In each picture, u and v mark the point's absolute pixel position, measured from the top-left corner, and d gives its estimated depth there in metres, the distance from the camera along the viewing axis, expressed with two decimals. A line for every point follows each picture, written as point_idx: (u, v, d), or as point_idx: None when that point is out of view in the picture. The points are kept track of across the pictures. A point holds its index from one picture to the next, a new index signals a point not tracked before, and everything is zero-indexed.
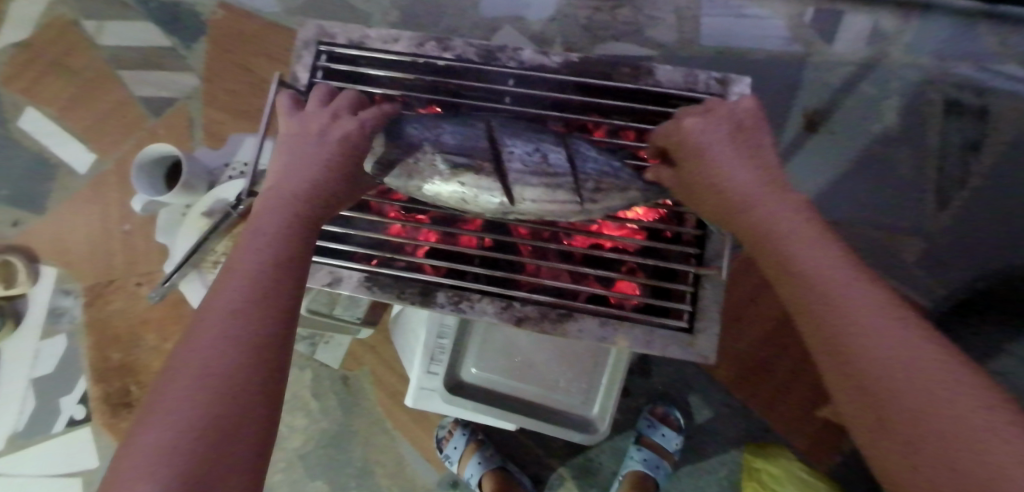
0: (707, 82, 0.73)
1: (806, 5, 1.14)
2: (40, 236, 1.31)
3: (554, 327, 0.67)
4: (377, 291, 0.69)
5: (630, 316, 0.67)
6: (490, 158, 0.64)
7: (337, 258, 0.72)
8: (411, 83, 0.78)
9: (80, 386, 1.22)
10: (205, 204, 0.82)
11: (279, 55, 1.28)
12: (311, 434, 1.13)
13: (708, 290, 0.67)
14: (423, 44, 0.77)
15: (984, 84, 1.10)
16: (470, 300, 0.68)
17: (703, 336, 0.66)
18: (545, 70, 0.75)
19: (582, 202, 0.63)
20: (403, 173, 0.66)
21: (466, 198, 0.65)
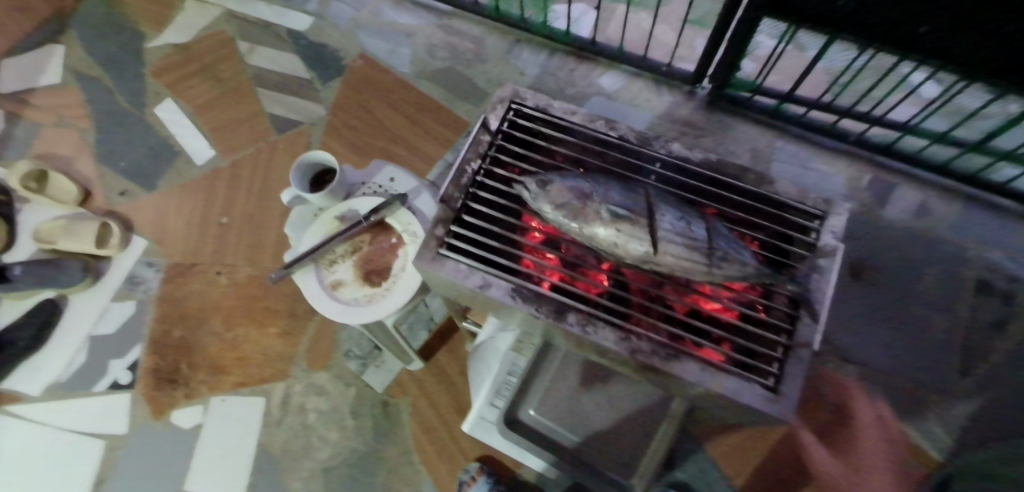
0: (814, 200, 0.65)
1: (863, 171, 1.32)
2: (141, 208, 1.43)
3: (663, 366, 0.58)
4: (492, 290, 0.61)
5: (727, 371, 0.58)
6: (648, 214, 0.57)
7: (468, 252, 0.64)
8: (563, 143, 0.70)
9: (135, 352, 1.27)
10: (341, 209, 0.91)
11: (400, 105, 1.46)
12: (340, 449, 1.17)
13: (794, 364, 0.59)
14: (594, 120, 0.69)
15: (1014, 273, 1.23)
16: (595, 324, 0.60)
17: (786, 397, 0.57)
18: (690, 163, 0.68)
19: (714, 268, 0.56)
20: (567, 211, 0.58)
21: (615, 245, 0.57)
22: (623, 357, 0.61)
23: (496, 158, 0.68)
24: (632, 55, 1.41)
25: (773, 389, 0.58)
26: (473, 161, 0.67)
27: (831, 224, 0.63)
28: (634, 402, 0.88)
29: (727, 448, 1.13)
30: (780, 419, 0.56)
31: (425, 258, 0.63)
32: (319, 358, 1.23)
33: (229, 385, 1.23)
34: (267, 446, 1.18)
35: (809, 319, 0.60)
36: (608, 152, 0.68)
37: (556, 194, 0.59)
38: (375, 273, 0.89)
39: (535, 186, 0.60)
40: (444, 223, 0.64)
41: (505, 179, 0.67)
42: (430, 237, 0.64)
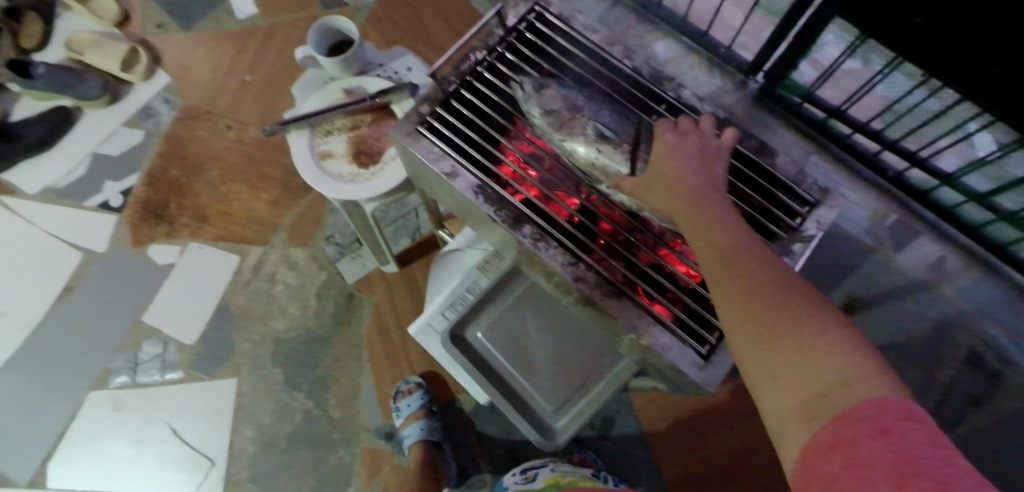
0: (810, 186, 0.67)
1: (892, 210, 1.25)
2: (171, 45, 1.41)
3: (601, 299, 0.58)
4: (458, 180, 0.62)
5: (664, 325, 0.58)
6: (631, 142, 0.60)
7: (448, 141, 0.64)
8: (575, 58, 0.69)
9: (131, 180, 1.30)
10: (350, 83, 0.89)
11: (449, 13, 1.40)
12: (295, 326, 1.19)
13: None
14: (613, 43, 0.68)
15: (1010, 355, 1.18)
16: (548, 242, 0.60)
17: (714, 366, 0.56)
18: (696, 112, 0.65)
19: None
20: (554, 119, 0.61)
21: (592, 165, 0.60)
22: (567, 284, 0.61)
23: (503, 55, 0.68)
24: (694, 28, 1.32)
25: (704, 356, 0.57)
26: (480, 50, 0.68)
27: (819, 213, 0.66)
28: (583, 353, 0.83)
29: (663, 434, 1.12)
30: (699, 386, 0.56)
31: (403, 132, 0.64)
32: (300, 234, 1.24)
33: (209, 236, 1.25)
34: (229, 303, 1.21)
35: None
36: (619, 81, 0.67)
37: (548, 100, 0.61)
38: (366, 155, 0.85)
39: (530, 87, 0.62)
40: (431, 103, 0.65)
41: (505, 77, 0.67)
42: (413, 113, 0.65)
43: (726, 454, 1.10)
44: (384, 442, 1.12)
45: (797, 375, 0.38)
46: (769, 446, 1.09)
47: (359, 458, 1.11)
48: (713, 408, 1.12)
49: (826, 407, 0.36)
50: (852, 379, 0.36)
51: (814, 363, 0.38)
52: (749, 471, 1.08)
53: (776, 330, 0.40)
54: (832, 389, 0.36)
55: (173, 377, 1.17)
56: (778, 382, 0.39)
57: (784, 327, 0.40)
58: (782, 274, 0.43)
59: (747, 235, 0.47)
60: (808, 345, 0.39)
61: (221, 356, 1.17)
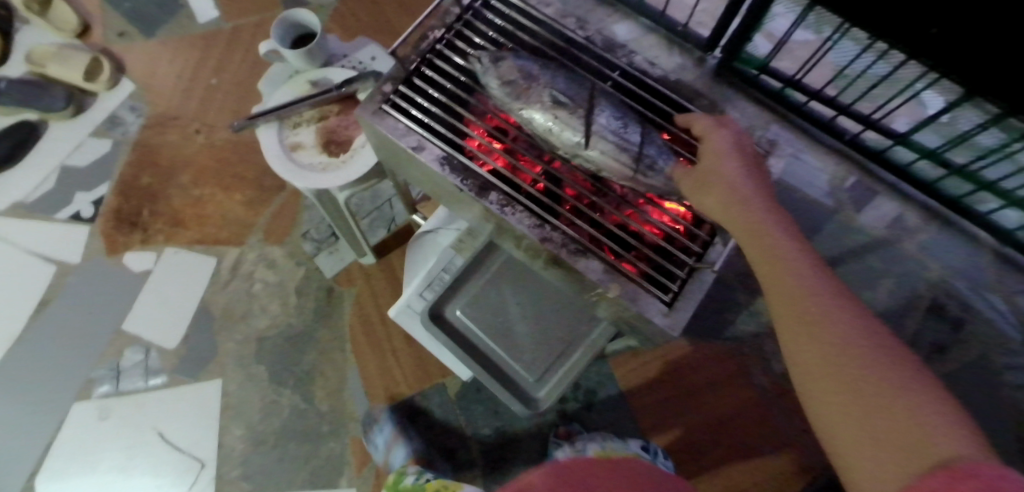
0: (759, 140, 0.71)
1: (853, 172, 1.30)
2: (136, 54, 1.41)
3: (569, 256, 0.61)
4: (424, 153, 0.64)
5: (630, 277, 0.61)
6: (586, 107, 0.62)
7: (413, 117, 0.66)
8: (530, 31, 0.71)
9: (102, 190, 1.29)
10: (316, 75, 0.90)
11: (412, 8, 1.42)
12: (277, 323, 1.20)
13: (696, 285, 0.61)
14: (565, 16, 0.71)
15: (969, 302, 1.25)
16: (514, 207, 0.63)
17: (678, 311, 0.59)
18: (648, 76, 0.70)
19: (639, 175, 0.61)
20: (512, 89, 0.62)
21: (550, 130, 0.62)
22: (535, 245, 0.63)
23: (461, 32, 0.70)
24: (653, 8, 1.35)
25: (668, 303, 0.60)
26: (438, 29, 0.70)
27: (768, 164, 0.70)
28: (558, 322, 0.85)
29: (646, 401, 1.16)
30: (664, 330, 0.59)
31: (368, 111, 0.66)
32: (277, 232, 1.25)
33: (185, 240, 1.25)
34: (209, 305, 1.21)
35: (721, 246, 0.62)
36: (573, 51, 0.70)
37: (505, 71, 0.63)
38: (336, 144, 0.87)
39: (489, 62, 0.64)
40: (395, 82, 0.67)
41: (464, 53, 0.69)
42: (377, 92, 0.67)
43: (710, 415, 1.15)
44: None
45: (872, 410, 0.44)
46: (746, 405, 1.14)
47: (349, 449, 1.12)
48: (694, 373, 1.17)
49: (909, 447, 0.41)
50: (931, 419, 0.42)
51: (892, 401, 0.44)
52: (733, 429, 1.13)
53: (858, 385, 0.45)
54: (908, 429, 0.42)
55: (157, 382, 1.17)
56: (853, 415, 0.45)
57: (855, 366, 0.46)
58: (851, 314, 0.49)
59: (820, 280, 0.52)
60: (883, 384, 0.45)
61: (205, 358, 1.18)
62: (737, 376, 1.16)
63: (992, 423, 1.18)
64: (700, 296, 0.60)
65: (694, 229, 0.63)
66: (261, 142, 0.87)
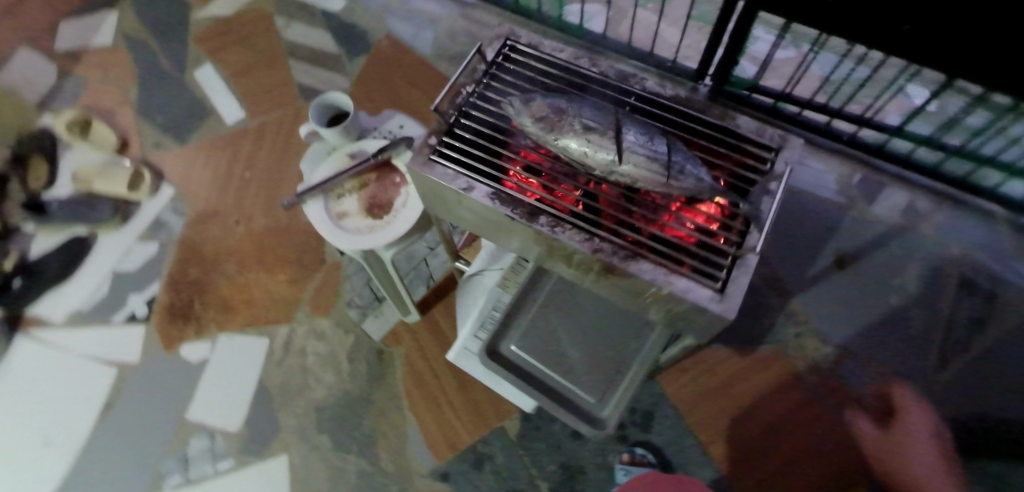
0: (773, 135, 0.74)
1: (855, 170, 1.38)
2: (172, 160, 1.52)
3: (620, 263, 0.65)
4: (474, 191, 0.70)
5: (679, 273, 0.65)
6: (614, 128, 0.67)
7: (460, 163, 0.73)
8: (551, 75, 0.80)
9: (153, 288, 1.36)
10: (352, 149, 0.99)
11: (419, 82, 1.55)
12: (333, 391, 1.23)
13: (741, 272, 0.65)
14: (578, 58, 0.80)
15: (997, 273, 1.27)
16: (563, 226, 0.68)
17: (730, 297, 0.63)
18: (661, 97, 0.78)
19: (671, 180, 0.65)
20: (545, 123, 0.68)
21: (585, 153, 0.67)
22: (588, 259, 0.68)
23: (489, 84, 0.79)
24: (640, 49, 1.47)
25: (719, 291, 0.64)
26: (469, 85, 0.79)
27: (784, 156, 0.72)
28: (611, 345, 0.89)
29: (702, 416, 1.17)
30: (721, 316, 0.62)
31: (418, 162, 0.73)
32: (322, 304, 1.31)
33: (236, 324, 1.31)
34: (266, 384, 1.25)
35: (756, 232, 0.66)
36: (591, 85, 0.79)
37: (536, 109, 0.69)
38: (378, 207, 0.94)
39: (519, 103, 0.70)
40: (439, 135, 0.75)
41: (495, 101, 0.78)
42: (424, 146, 0.74)
43: (768, 421, 1.16)
44: (441, 484, 1.14)
45: None
46: (799, 404, 1.17)
47: None
48: (744, 382, 1.20)
49: None
50: None
51: None
52: (792, 431, 1.15)
53: None
54: None
55: (224, 466, 1.19)
56: None
57: None
58: None
59: None
60: None
61: (268, 435, 1.21)
62: (785, 377, 1.19)
63: None
64: (748, 281, 0.64)
65: (728, 222, 0.68)
66: (309, 216, 0.94)
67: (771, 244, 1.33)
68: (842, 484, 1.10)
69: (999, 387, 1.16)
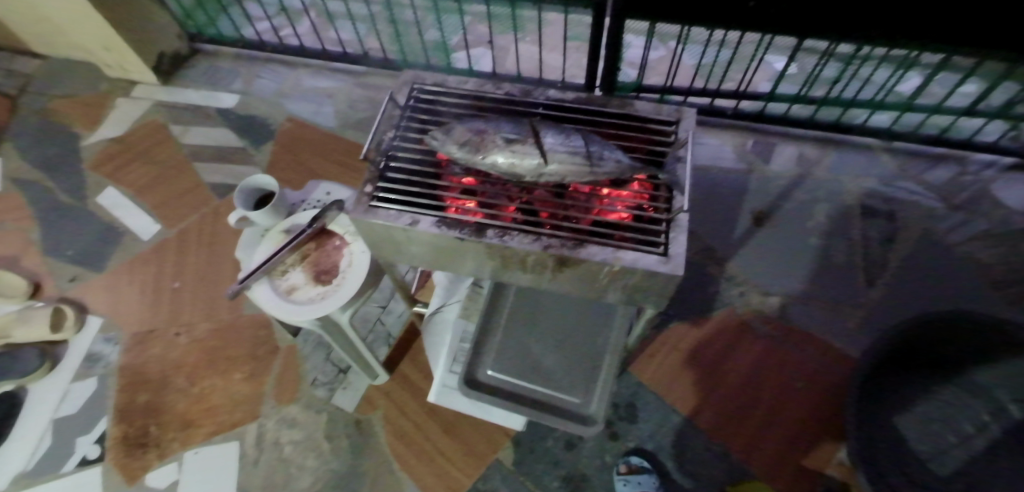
0: (668, 111, 0.83)
1: (746, 138, 1.54)
2: (93, 289, 1.45)
3: (571, 252, 0.70)
4: (420, 224, 0.74)
5: (626, 248, 0.71)
6: (533, 135, 0.73)
7: (400, 202, 0.77)
8: (462, 105, 0.86)
9: (101, 425, 1.27)
10: (285, 225, 1.01)
11: (331, 154, 1.58)
12: (320, 475, 1.18)
13: (678, 232, 0.71)
14: (482, 85, 0.87)
15: (889, 195, 1.43)
16: (511, 233, 0.72)
17: (674, 256, 0.69)
18: (564, 102, 0.85)
19: (594, 167, 0.72)
20: (470, 146, 0.74)
21: (513, 164, 0.72)
22: (541, 258, 0.73)
23: (409, 126, 0.84)
24: (530, 77, 1.58)
25: (664, 254, 0.70)
26: (389, 131, 0.83)
27: (683, 126, 0.81)
28: (577, 345, 0.94)
29: (680, 390, 1.23)
30: (672, 275, 0.68)
31: (360, 211, 0.75)
32: (287, 392, 1.27)
33: (200, 437, 1.24)
34: (246, 488, 1.18)
35: (678, 196, 0.74)
36: (500, 104, 0.85)
37: (459, 136, 0.74)
38: (325, 273, 0.97)
39: (442, 135, 0.76)
40: (373, 182, 0.78)
41: (417, 140, 0.82)
42: (361, 195, 0.77)
43: (740, 378, 1.23)
44: None
45: None
46: (764, 355, 1.25)
47: None
48: (709, 349, 1.27)
49: None
50: None
51: None
52: (764, 380, 1.22)
53: None
54: None
55: None
56: None
57: None
58: None
59: None
60: None
61: None
62: (743, 335, 1.27)
63: (968, 278, 1.30)
64: (685, 238, 0.71)
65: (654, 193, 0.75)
66: (257, 299, 0.95)
67: (695, 219, 1.43)
68: (822, 416, 1.18)
69: (923, 291, 1.29)
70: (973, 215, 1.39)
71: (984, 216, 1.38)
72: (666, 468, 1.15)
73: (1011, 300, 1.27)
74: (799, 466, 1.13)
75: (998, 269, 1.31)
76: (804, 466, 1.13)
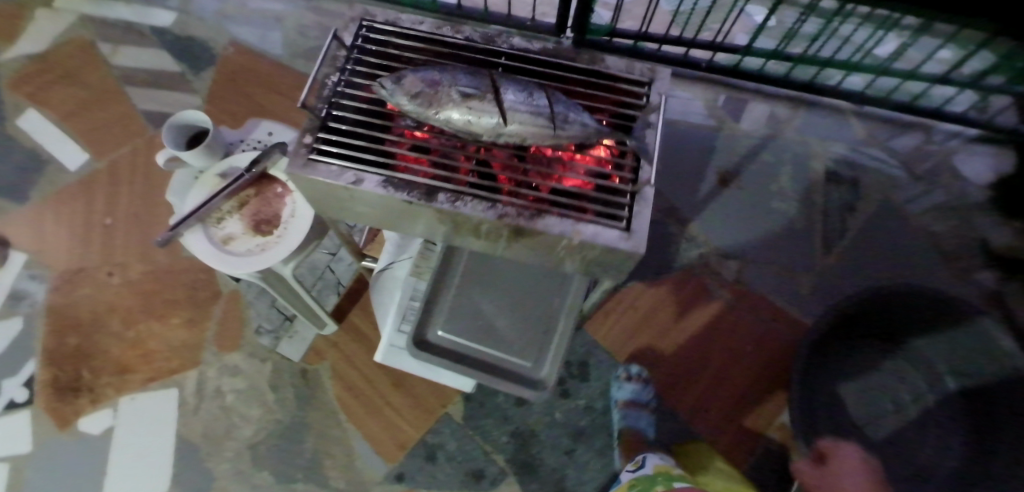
0: (642, 70, 0.74)
1: (718, 93, 1.49)
2: (14, 223, 1.33)
3: (528, 223, 0.63)
4: (364, 184, 0.64)
5: (586, 220, 0.64)
6: (493, 90, 0.62)
7: (342, 157, 0.66)
8: (416, 49, 0.74)
9: (29, 368, 1.21)
10: (221, 168, 0.91)
11: (279, 85, 1.45)
12: (263, 424, 1.16)
13: (642, 205, 0.64)
14: (440, 26, 0.75)
15: (854, 161, 1.41)
16: (464, 199, 0.64)
17: (637, 232, 0.63)
18: (530, 52, 0.74)
19: (558, 130, 0.62)
20: (422, 99, 0.61)
21: (469, 123, 0.61)
22: (496, 227, 0.65)
23: (355, 69, 0.71)
24: (499, 13, 1.46)
25: (626, 229, 0.64)
26: (333, 74, 0.71)
27: (656, 87, 0.73)
28: (530, 304, 0.90)
29: (635, 351, 1.23)
30: (632, 253, 0.62)
31: (297, 166, 0.65)
32: (229, 340, 1.22)
33: (138, 383, 1.19)
34: (188, 436, 1.15)
35: (646, 165, 0.67)
36: (457, 51, 0.74)
37: (410, 85, 0.61)
38: (265, 223, 0.90)
39: (391, 83, 0.62)
40: (312, 133, 0.67)
41: (365, 86, 0.71)
42: (299, 147, 0.66)
43: (691, 338, 1.24)
44: (398, 485, 1.12)
45: None
46: (717, 319, 1.25)
47: None
48: (664, 310, 1.26)
49: None
50: None
51: None
52: (714, 342, 1.24)
53: None
54: None
55: None
56: None
57: None
58: None
59: None
60: None
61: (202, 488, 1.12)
62: (699, 298, 1.27)
63: (919, 248, 1.32)
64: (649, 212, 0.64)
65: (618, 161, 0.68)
66: (193, 248, 0.87)
67: (661, 176, 1.39)
68: (769, 378, 1.21)
69: (877, 260, 1.30)
70: (932, 186, 1.39)
71: (942, 188, 1.39)
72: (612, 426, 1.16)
73: (957, 273, 1.29)
74: (741, 427, 1.17)
75: (950, 240, 1.33)
76: (746, 427, 1.17)
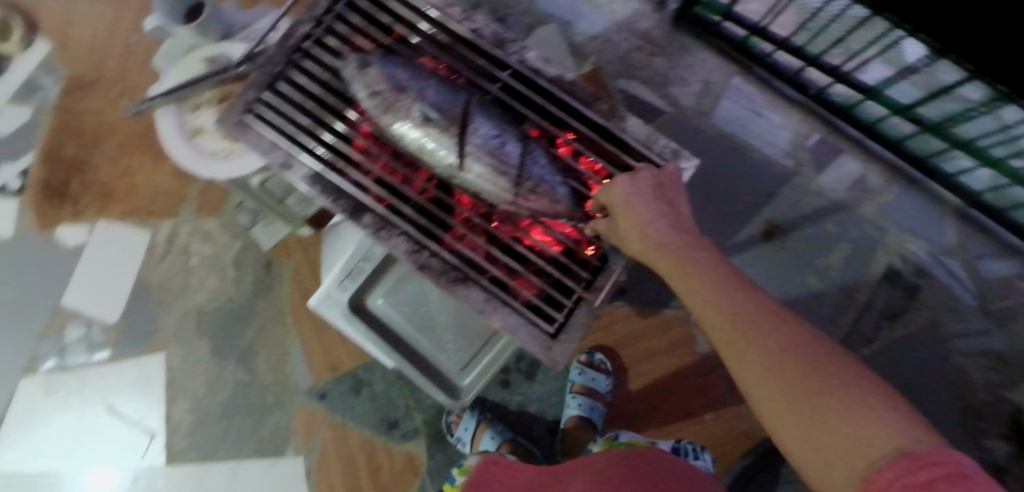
0: (663, 148, 0.71)
1: (815, 130, 1.25)
2: (48, 7, 1.28)
3: (447, 286, 0.68)
4: (291, 170, 0.69)
5: (511, 306, 0.69)
6: (460, 125, 0.67)
7: (283, 131, 0.70)
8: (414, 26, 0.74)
9: (26, 160, 1.23)
10: (210, 52, 0.81)
11: None
12: (217, 296, 1.18)
13: (581, 311, 0.69)
14: (451, 6, 0.73)
15: (926, 267, 1.20)
16: (389, 231, 0.69)
17: (561, 343, 0.68)
18: (541, 74, 0.73)
19: (518, 197, 0.67)
20: (381, 100, 0.66)
21: (424, 148, 0.67)
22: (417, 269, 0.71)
23: (331, 29, 0.73)
24: None
25: (553, 335, 0.68)
26: (305, 24, 0.72)
27: None
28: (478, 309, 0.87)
29: None
30: (548, 363, 0.68)
31: (230, 122, 0.70)
32: (209, 204, 1.20)
33: (116, 212, 1.20)
34: (147, 280, 1.19)
35: (608, 272, 0.69)
36: (456, 44, 0.74)
37: (372, 79, 0.66)
38: None
39: (356, 67, 0.67)
40: (257, 90, 0.71)
41: (336, 52, 0.73)
42: (239, 101, 0.70)
43: (652, 381, 1.16)
44: (318, 403, 1.14)
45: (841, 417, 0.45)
46: (685, 373, 1.16)
47: (295, 421, 1.14)
48: (638, 341, 1.18)
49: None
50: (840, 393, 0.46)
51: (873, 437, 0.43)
52: (673, 394, 1.15)
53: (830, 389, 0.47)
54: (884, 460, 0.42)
55: (101, 357, 1.16)
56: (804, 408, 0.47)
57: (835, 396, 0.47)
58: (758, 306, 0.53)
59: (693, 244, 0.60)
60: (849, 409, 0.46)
61: (147, 332, 1.17)
62: (680, 346, 1.16)
63: (940, 388, 1.17)
64: (582, 327, 0.68)
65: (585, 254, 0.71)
66: (165, 131, 0.82)
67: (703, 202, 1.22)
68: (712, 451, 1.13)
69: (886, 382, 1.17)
70: (998, 329, 1.18)
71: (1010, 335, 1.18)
72: (534, 431, 1.15)
73: (966, 429, 1.15)
74: None
75: (981, 394, 1.17)
76: None
